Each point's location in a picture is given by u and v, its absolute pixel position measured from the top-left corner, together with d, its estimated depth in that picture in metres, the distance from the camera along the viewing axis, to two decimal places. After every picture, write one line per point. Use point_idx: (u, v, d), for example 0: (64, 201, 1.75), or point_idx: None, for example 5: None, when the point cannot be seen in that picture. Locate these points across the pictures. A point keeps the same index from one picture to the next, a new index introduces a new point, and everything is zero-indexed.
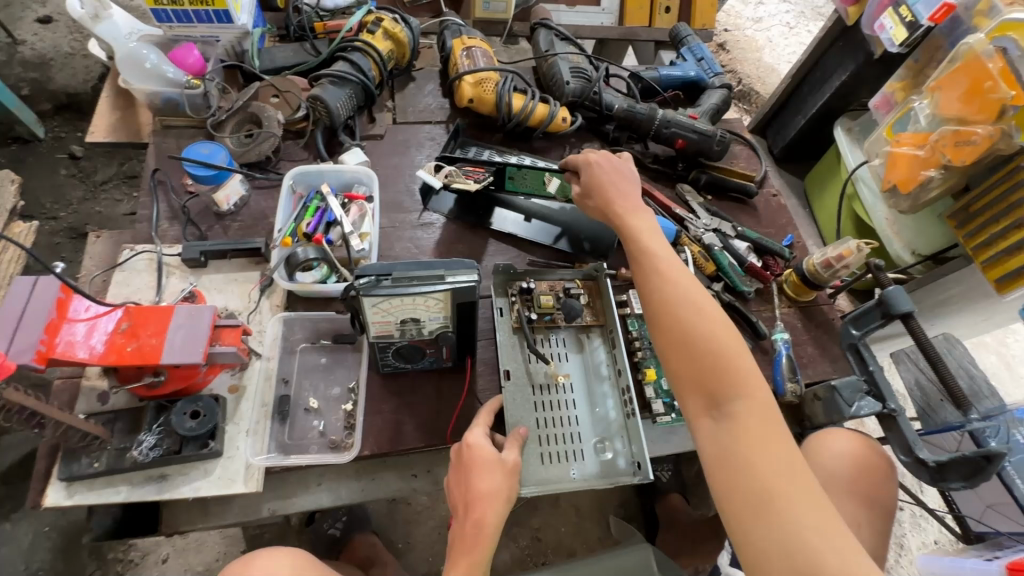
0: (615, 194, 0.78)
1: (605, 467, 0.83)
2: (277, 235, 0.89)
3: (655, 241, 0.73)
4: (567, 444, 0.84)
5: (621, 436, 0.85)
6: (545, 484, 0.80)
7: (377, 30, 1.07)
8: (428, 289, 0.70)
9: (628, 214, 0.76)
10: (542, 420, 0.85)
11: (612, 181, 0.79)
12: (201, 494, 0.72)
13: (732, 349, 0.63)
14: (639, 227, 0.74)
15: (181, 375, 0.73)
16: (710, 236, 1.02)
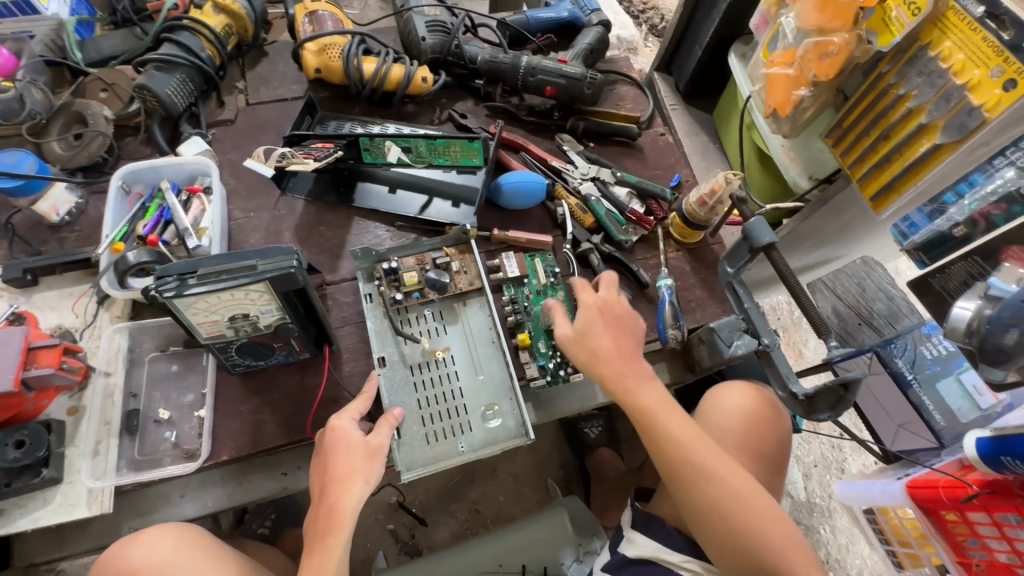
0: (621, 365, 0.73)
1: (495, 433, 0.80)
2: (106, 240, 0.82)
3: (675, 420, 0.70)
4: (454, 418, 0.81)
5: (508, 399, 0.82)
6: (433, 463, 0.77)
7: (205, 4, 0.98)
8: (238, 282, 0.64)
9: (633, 383, 0.72)
10: (425, 400, 0.81)
11: (613, 348, 0.73)
12: (42, 524, 0.69)
13: (773, 528, 0.68)
14: (652, 406, 0.71)
15: (3, 405, 0.68)
16: (588, 186, 0.98)
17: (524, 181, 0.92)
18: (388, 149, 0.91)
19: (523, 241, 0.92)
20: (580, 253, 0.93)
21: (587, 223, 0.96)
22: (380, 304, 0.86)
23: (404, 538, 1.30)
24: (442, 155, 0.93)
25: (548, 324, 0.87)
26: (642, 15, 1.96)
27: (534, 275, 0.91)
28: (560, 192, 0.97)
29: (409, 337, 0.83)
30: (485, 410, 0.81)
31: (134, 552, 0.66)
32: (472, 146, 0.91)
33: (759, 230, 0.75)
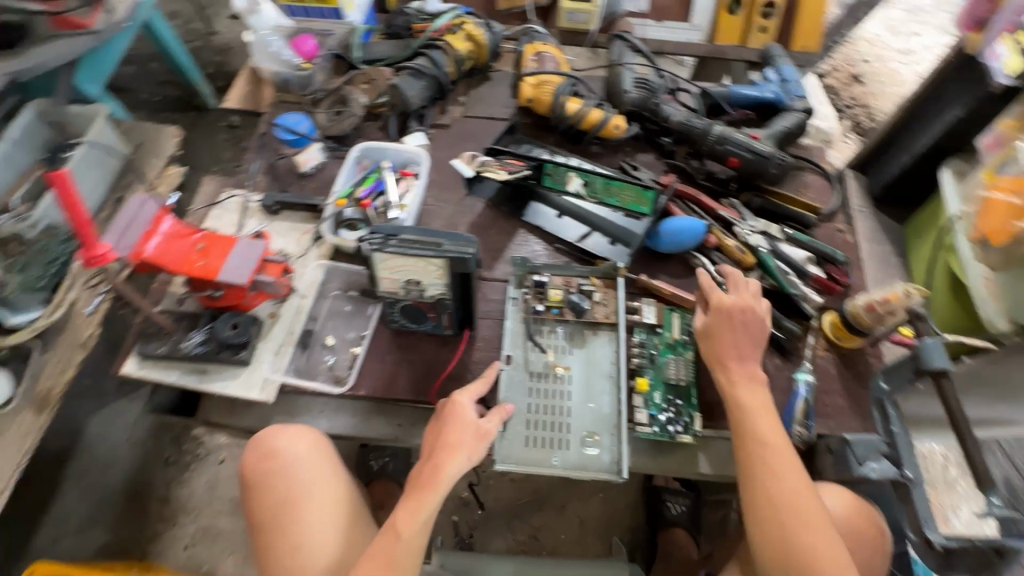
0: (733, 360, 0.82)
1: (589, 461, 0.83)
2: (334, 195, 1.02)
3: (767, 424, 0.77)
4: (555, 432, 0.85)
5: (611, 434, 0.85)
6: (524, 464, 0.83)
7: (460, 31, 1.19)
8: (425, 254, 0.77)
9: (739, 382, 0.81)
10: (534, 406, 0.87)
11: (730, 347, 0.82)
12: (227, 392, 0.87)
13: (825, 558, 0.67)
14: (747, 402, 0.79)
15: (232, 295, 0.89)
16: (756, 238, 0.99)
17: (682, 224, 0.97)
18: (569, 179, 1.00)
19: (665, 292, 0.94)
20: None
21: (745, 262, 0.97)
22: (520, 310, 0.94)
23: (463, 534, 1.36)
24: (614, 195, 0.98)
25: (669, 377, 0.89)
26: (848, 109, 1.86)
27: (669, 328, 0.94)
28: (717, 233, 1.00)
29: (539, 346, 0.90)
30: (586, 436, 0.85)
31: (278, 441, 0.79)
32: (645, 195, 0.96)
33: (932, 351, 0.69)
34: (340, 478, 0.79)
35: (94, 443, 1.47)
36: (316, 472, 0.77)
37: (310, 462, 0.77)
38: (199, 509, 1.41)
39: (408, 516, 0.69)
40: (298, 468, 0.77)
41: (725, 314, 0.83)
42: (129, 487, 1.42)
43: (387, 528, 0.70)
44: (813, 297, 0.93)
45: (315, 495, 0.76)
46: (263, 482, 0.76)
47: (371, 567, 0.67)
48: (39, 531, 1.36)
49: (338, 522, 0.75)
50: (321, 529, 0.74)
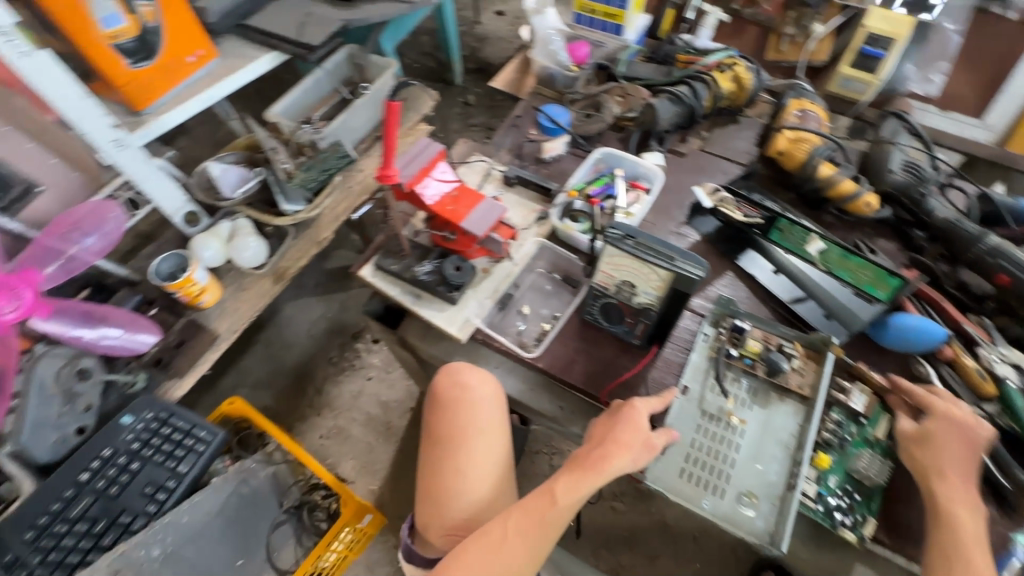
0: (954, 476, 0.75)
1: (741, 520, 0.80)
2: (569, 185, 1.12)
3: (979, 553, 0.70)
4: (713, 477, 0.83)
5: (772, 503, 0.81)
6: (674, 493, 0.82)
7: (728, 71, 1.22)
8: (657, 263, 0.80)
9: (959, 501, 0.73)
10: (699, 444, 0.86)
11: (950, 462, 0.76)
12: (431, 320, 0.99)
13: None
14: (965, 525, 0.72)
15: (462, 241, 1.00)
16: (1005, 368, 0.86)
17: (919, 324, 0.89)
18: (811, 241, 0.96)
19: (878, 386, 0.87)
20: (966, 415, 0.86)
21: (984, 391, 0.86)
22: (710, 347, 0.94)
23: None
24: (848, 270, 0.93)
25: (855, 470, 0.83)
26: None
27: (873, 424, 0.87)
28: (956, 348, 0.89)
29: (723, 390, 0.88)
30: (745, 494, 0.82)
31: (469, 376, 0.85)
32: (886, 279, 0.89)
33: None
34: (502, 432, 0.85)
35: (282, 324, 1.74)
36: (490, 416, 0.84)
37: (490, 407, 0.84)
38: (340, 411, 1.61)
39: (568, 489, 0.73)
40: (477, 408, 0.83)
41: (948, 426, 0.77)
42: (295, 370, 1.67)
43: (544, 489, 0.74)
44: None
45: (484, 436, 0.83)
46: (445, 406, 0.84)
47: (523, 519, 0.73)
48: (224, 377, 1.65)
49: (495, 466, 0.83)
50: (482, 467, 0.82)
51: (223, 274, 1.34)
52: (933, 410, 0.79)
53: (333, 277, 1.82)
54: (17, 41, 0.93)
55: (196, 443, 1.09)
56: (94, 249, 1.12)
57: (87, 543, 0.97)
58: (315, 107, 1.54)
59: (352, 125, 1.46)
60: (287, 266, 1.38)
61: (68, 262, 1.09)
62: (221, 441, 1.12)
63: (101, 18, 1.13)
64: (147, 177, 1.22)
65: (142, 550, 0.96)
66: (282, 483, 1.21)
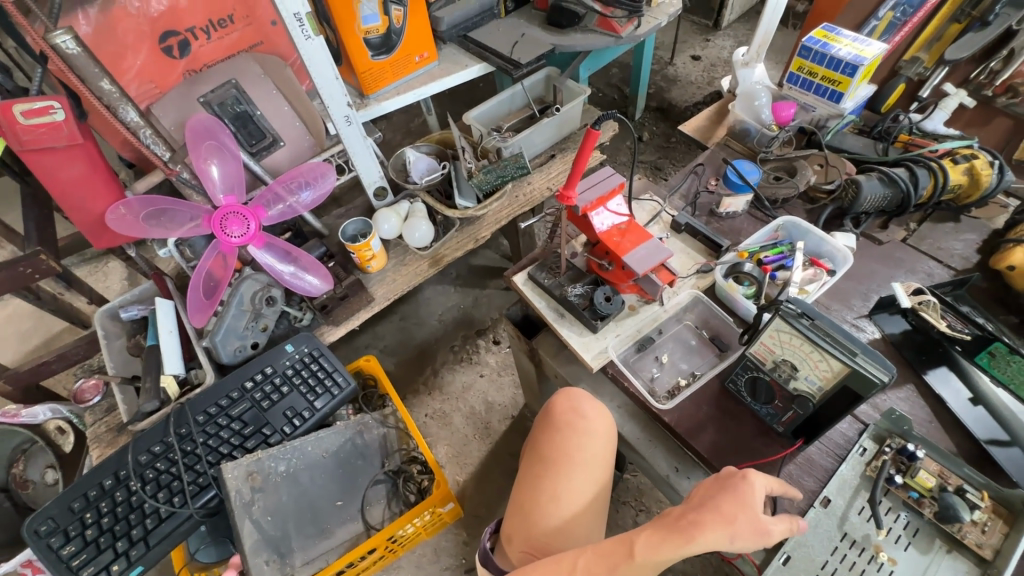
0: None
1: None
2: (741, 246, 1.07)
3: None
4: None
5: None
6: None
7: (963, 163, 1.09)
8: (833, 353, 0.73)
9: None
10: (833, 570, 0.76)
11: None
12: (568, 340, 1.00)
13: None
14: None
15: (618, 274, 1.01)
16: None
17: None
18: None
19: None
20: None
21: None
22: (866, 465, 0.82)
23: None
24: None
25: None
26: None
27: None
28: None
29: (876, 518, 0.77)
30: None
31: (584, 406, 0.86)
32: None
33: None
34: (604, 473, 0.83)
35: (421, 303, 1.89)
36: (598, 454, 0.83)
37: (598, 443, 0.83)
38: (448, 397, 1.70)
39: (647, 545, 0.64)
40: (588, 441, 0.83)
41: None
42: (420, 348, 1.80)
43: (622, 537, 0.67)
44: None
45: (586, 469, 0.81)
46: (555, 427, 0.85)
47: (596, 562, 0.67)
48: (361, 335, 1.84)
49: (588, 502, 0.80)
50: (576, 498, 0.80)
51: (391, 246, 1.50)
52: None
53: (476, 272, 1.94)
54: (306, 26, 1.09)
55: (333, 386, 1.22)
56: (306, 202, 1.31)
57: (236, 440, 1.13)
58: (505, 117, 1.67)
59: (535, 139, 1.56)
60: (444, 254, 1.50)
61: (286, 208, 1.29)
62: (348, 394, 1.24)
63: (363, 16, 1.33)
64: (359, 151, 1.38)
65: (273, 462, 1.12)
66: (388, 447, 1.31)
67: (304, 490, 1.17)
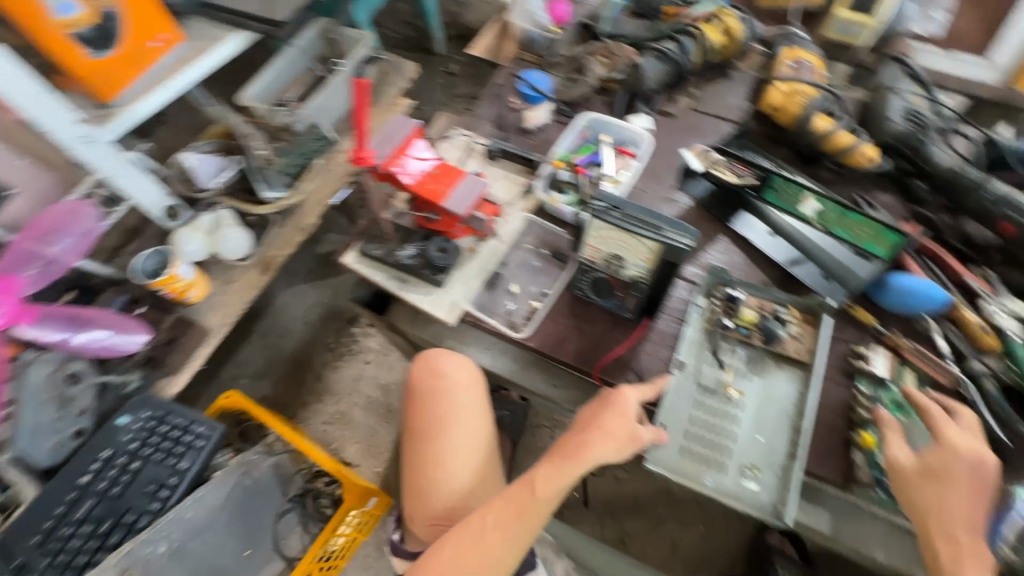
0: (961, 533, 0.67)
1: (745, 494, 0.79)
2: (552, 155, 1.07)
3: (967, 530, 0.67)
4: (714, 453, 0.82)
5: (775, 472, 0.80)
6: (676, 473, 0.81)
7: (717, 22, 1.16)
8: (641, 232, 0.78)
9: (943, 499, 0.68)
10: (697, 419, 0.85)
11: (958, 473, 0.69)
12: (419, 304, 0.98)
13: None
14: (955, 514, 0.68)
15: (445, 222, 0.99)
16: (1007, 320, 0.85)
17: (923, 287, 0.86)
18: (806, 200, 0.91)
19: (904, 349, 0.87)
20: (968, 372, 0.84)
21: (985, 344, 0.85)
22: (704, 320, 0.91)
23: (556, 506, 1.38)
24: (847, 228, 0.89)
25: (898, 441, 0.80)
26: None
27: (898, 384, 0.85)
28: (958, 303, 0.87)
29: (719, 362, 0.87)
30: (746, 468, 0.81)
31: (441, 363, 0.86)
32: (887, 237, 0.85)
33: None
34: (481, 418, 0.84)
35: (279, 312, 1.72)
36: (467, 403, 0.84)
37: (461, 393, 0.83)
38: (341, 397, 1.61)
39: (547, 477, 0.69)
40: (452, 394, 0.83)
41: (953, 458, 0.70)
42: (293, 358, 1.66)
43: (523, 479, 0.71)
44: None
45: (462, 421, 0.82)
46: (418, 395, 0.84)
47: (502, 511, 0.69)
48: (222, 369, 1.65)
49: (476, 451, 0.82)
50: (461, 452, 0.80)
51: (209, 266, 1.32)
52: (946, 442, 0.71)
53: (327, 261, 1.80)
54: None
55: (194, 440, 1.07)
56: (71, 250, 1.07)
57: (95, 542, 0.98)
58: (285, 90, 1.47)
59: (329, 103, 1.41)
60: (274, 255, 1.35)
61: (47, 265, 1.05)
62: (219, 438, 1.09)
63: None
64: (119, 171, 1.15)
65: (150, 546, 0.97)
66: (285, 473, 1.20)
67: (200, 557, 1.06)
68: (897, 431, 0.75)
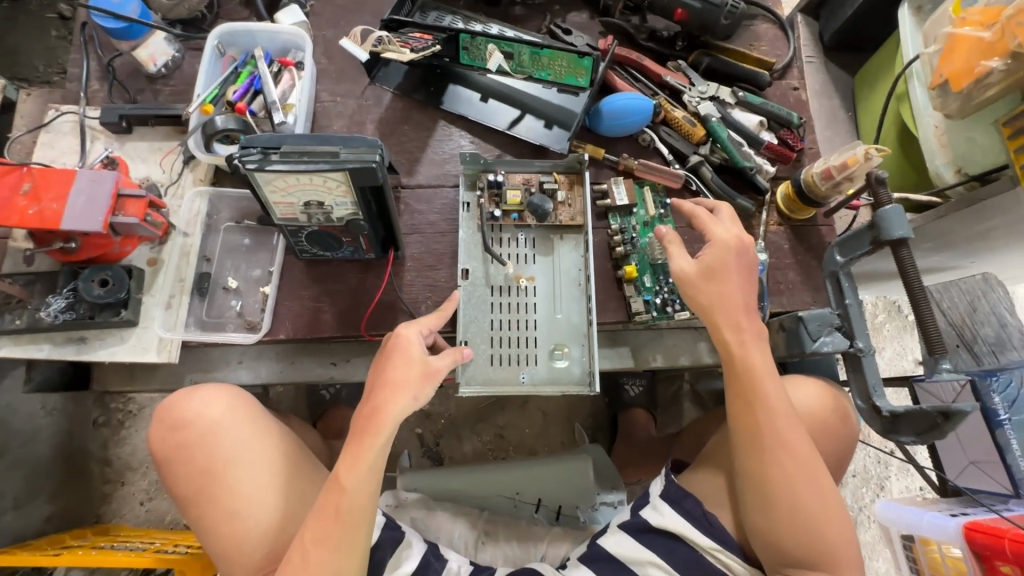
0: (743, 314, 0.69)
1: (559, 374, 0.79)
2: (197, 99, 0.81)
3: (743, 306, 0.70)
4: (521, 348, 0.80)
5: (581, 343, 0.80)
6: (492, 385, 0.78)
7: None
8: (319, 167, 0.62)
9: (724, 286, 0.70)
10: (498, 322, 0.80)
11: (732, 260, 0.71)
12: (117, 359, 0.75)
13: (790, 419, 0.66)
14: (735, 296, 0.70)
15: (93, 245, 0.73)
16: (706, 106, 0.88)
17: (628, 102, 0.84)
18: (491, 54, 0.81)
19: (636, 169, 0.86)
20: (689, 168, 0.87)
21: (697, 136, 0.87)
22: (475, 217, 0.82)
23: (429, 444, 1.29)
24: (545, 68, 0.82)
25: (656, 259, 0.83)
26: None
27: (642, 205, 0.86)
28: (664, 105, 0.88)
29: (499, 259, 0.80)
30: (555, 349, 0.79)
31: (191, 406, 0.73)
32: (580, 63, 0.80)
33: (893, 220, 0.67)
34: (266, 440, 0.74)
35: None
36: (240, 434, 0.73)
37: (219, 433, 0.72)
38: None
39: (351, 469, 0.62)
40: (212, 438, 0.72)
41: (725, 248, 0.71)
42: None
43: (331, 481, 0.63)
44: (766, 169, 0.86)
45: (243, 457, 0.72)
46: (178, 455, 0.72)
47: (319, 526, 0.61)
48: None
49: (275, 477, 0.72)
50: (258, 488, 0.71)
51: None
52: (713, 237, 0.72)
53: None
54: None
55: None
56: None
57: None
58: None
59: None
60: None
61: None
62: None
63: None
64: None
65: None
66: None
67: None
68: (675, 243, 0.73)
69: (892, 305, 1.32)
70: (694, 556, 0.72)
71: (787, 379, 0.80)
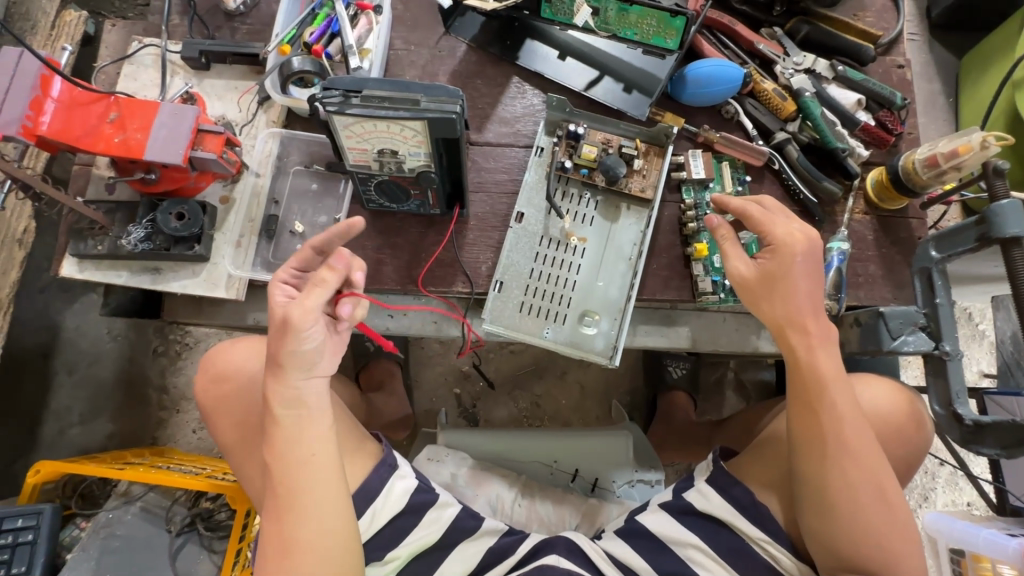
0: (812, 320, 0.64)
1: (583, 340, 0.78)
2: (275, 39, 0.80)
3: (813, 308, 0.64)
4: (555, 304, 0.79)
5: (613, 317, 0.78)
6: (514, 329, 0.78)
7: None
8: (398, 114, 0.61)
9: (799, 285, 0.64)
10: (538, 272, 0.79)
11: (802, 264, 0.64)
12: (188, 292, 0.78)
13: (855, 427, 0.62)
14: (806, 297, 0.64)
15: (171, 178, 0.74)
16: (800, 79, 0.82)
17: (716, 69, 0.78)
18: (578, 8, 0.77)
19: (716, 142, 0.81)
20: (773, 145, 0.82)
21: (785, 111, 0.82)
22: (545, 163, 0.81)
23: (466, 405, 1.30)
24: (631, 26, 0.77)
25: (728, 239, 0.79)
26: None
27: (719, 181, 0.82)
28: (754, 75, 0.82)
29: (558, 211, 0.79)
30: (585, 315, 0.78)
31: (229, 359, 0.75)
32: (671, 23, 0.75)
33: (1010, 215, 0.62)
34: None
35: (74, 339, 1.27)
36: None
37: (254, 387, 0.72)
38: None
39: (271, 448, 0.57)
40: (249, 390, 0.73)
41: (790, 253, 0.64)
42: None
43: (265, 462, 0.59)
44: (860, 152, 0.80)
45: None
46: (217, 408, 0.73)
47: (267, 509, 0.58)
48: None
49: None
50: None
51: None
52: (772, 238, 0.65)
53: None
54: None
55: (19, 534, 0.92)
56: None
57: None
58: None
59: None
60: None
61: None
62: (52, 515, 0.95)
63: None
64: None
65: None
66: (155, 513, 1.04)
67: None
68: (732, 240, 0.68)
69: (963, 312, 1.21)
70: (739, 544, 0.70)
71: (858, 376, 0.76)
